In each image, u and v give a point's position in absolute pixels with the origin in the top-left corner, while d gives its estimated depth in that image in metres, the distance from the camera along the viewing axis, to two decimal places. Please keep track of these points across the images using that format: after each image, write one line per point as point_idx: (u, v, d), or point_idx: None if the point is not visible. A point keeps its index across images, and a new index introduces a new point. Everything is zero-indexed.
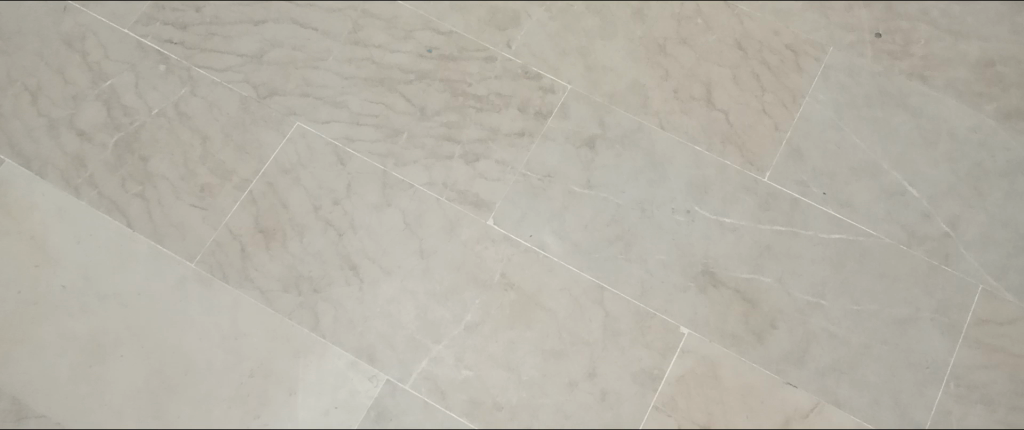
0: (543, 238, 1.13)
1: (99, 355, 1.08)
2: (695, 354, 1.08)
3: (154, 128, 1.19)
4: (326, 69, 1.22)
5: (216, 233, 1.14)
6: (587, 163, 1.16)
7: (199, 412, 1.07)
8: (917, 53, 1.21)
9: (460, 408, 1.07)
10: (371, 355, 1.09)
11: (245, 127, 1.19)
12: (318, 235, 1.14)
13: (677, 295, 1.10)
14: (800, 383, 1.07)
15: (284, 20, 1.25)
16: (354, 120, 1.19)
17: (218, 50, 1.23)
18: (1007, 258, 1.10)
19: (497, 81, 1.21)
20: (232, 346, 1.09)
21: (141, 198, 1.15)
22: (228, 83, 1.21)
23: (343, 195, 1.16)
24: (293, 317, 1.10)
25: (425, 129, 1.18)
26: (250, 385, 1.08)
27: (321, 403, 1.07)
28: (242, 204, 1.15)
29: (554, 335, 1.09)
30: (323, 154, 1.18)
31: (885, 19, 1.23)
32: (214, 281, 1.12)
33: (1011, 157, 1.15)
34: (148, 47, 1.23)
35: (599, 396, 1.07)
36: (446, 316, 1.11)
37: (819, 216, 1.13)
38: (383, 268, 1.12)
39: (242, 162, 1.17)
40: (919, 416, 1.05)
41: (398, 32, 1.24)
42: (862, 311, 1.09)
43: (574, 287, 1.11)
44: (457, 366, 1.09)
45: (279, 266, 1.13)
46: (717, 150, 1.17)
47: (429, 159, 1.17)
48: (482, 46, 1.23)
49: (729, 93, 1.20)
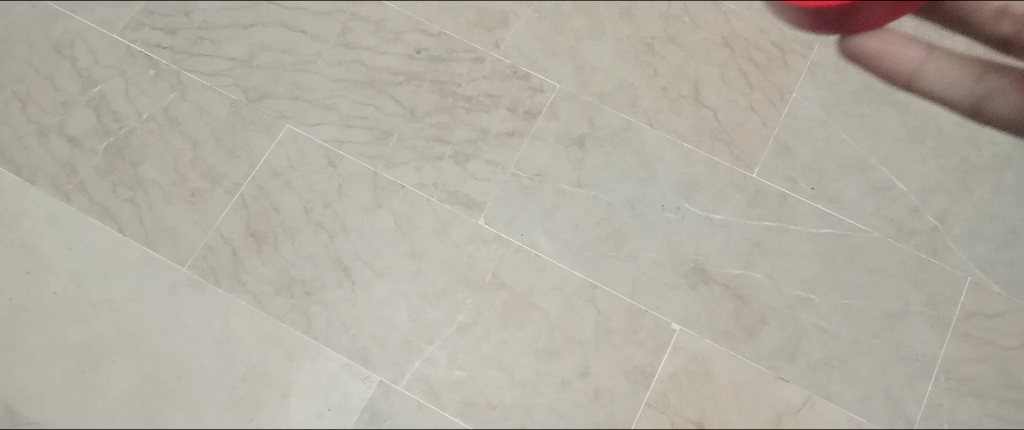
0: (534, 237, 1.14)
1: (92, 361, 1.08)
2: (688, 351, 1.09)
3: (144, 133, 1.19)
4: (315, 72, 1.22)
5: (208, 238, 1.14)
6: (578, 162, 1.17)
7: (193, 416, 1.07)
8: (885, 65, 1.20)
9: (453, 409, 1.07)
10: (365, 356, 1.09)
11: (235, 131, 1.19)
12: (309, 238, 1.14)
13: (668, 293, 1.11)
14: (792, 378, 1.07)
15: (273, 24, 1.25)
16: (344, 123, 1.20)
17: (207, 55, 1.23)
18: (996, 252, 1.11)
19: (486, 82, 1.21)
20: (225, 350, 1.09)
21: (132, 203, 1.15)
22: (218, 87, 1.21)
23: (334, 198, 1.16)
24: (286, 320, 1.11)
25: (416, 130, 1.19)
26: (243, 389, 1.08)
27: (314, 405, 1.07)
28: (234, 208, 1.15)
29: (547, 334, 1.10)
30: (314, 157, 1.18)
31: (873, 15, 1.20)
32: (206, 285, 1.12)
33: (998, 151, 1.16)
34: (137, 52, 1.23)
35: (592, 395, 1.07)
36: (438, 317, 1.11)
37: (808, 212, 1.14)
38: (375, 270, 1.13)
39: (233, 166, 1.17)
40: (910, 409, 1.05)
41: (388, 34, 1.25)
42: (852, 306, 1.10)
43: (567, 286, 1.11)
44: (451, 367, 1.09)
45: (271, 270, 1.13)
46: (706, 149, 1.17)
47: (420, 160, 1.17)
48: (470, 47, 1.23)
49: (718, 91, 1.20)
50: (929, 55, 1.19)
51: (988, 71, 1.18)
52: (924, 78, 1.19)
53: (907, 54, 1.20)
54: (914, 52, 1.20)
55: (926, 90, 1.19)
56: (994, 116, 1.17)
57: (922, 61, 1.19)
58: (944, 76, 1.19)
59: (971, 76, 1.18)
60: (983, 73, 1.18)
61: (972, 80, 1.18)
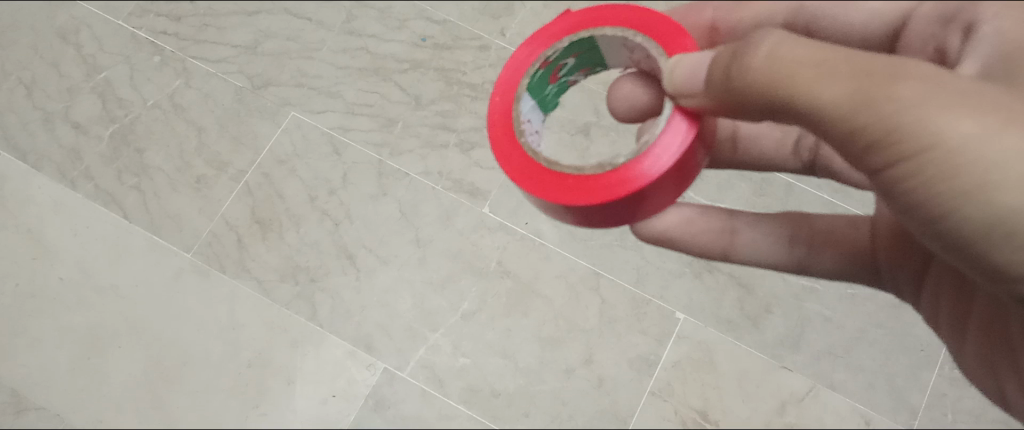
0: (539, 225, 1.12)
1: (98, 348, 1.08)
2: (692, 340, 1.08)
3: (149, 119, 1.19)
4: (320, 60, 1.22)
5: (212, 224, 1.14)
6: (583, 151, 1.17)
7: (198, 402, 1.09)
8: (722, 247, 0.77)
9: (457, 396, 1.08)
10: (370, 343, 1.10)
11: (240, 118, 1.19)
12: (315, 225, 1.15)
13: (673, 282, 1.10)
14: (796, 367, 1.07)
15: (278, 12, 1.25)
16: (349, 110, 1.19)
17: (212, 42, 1.23)
18: None
19: (492, 69, 1.20)
20: (231, 337, 1.10)
21: (137, 189, 1.15)
22: (223, 74, 1.21)
23: (338, 185, 1.16)
24: (291, 307, 1.11)
25: (420, 118, 1.18)
26: (249, 375, 1.09)
27: (319, 392, 1.09)
28: (238, 195, 1.16)
29: (551, 322, 1.10)
30: (319, 144, 1.18)
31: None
32: (212, 271, 1.12)
33: None
34: (142, 39, 1.23)
35: (596, 382, 1.08)
36: (443, 305, 1.11)
37: (814, 201, 1.13)
38: (380, 257, 1.13)
39: (238, 153, 1.17)
40: (913, 398, 1.06)
41: (392, 21, 1.24)
42: (857, 296, 1.09)
43: (571, 275, 1.11)
44: (455, 354, 1.09)
45: (276, 257, 1.13)
46: None
47: (424, 148, 1.17)
48: (476, 34, 1.22)
49: None
50: (733, 220, 0.77)
51: (805, 214, 0.77)
52: (742, 254, 0.77)
53: (714, 226, 0.77)
54: (719, 224, 0.77)
55: (747, 260, 0.77)
56: (823, 272, 0.76)
57: (731, 231, 0.77)
58: (763, 244, 0.76)
59: (791, 228, 0.76)
60: (804, 214, 0.77)
61: (787, 240, 0.75)
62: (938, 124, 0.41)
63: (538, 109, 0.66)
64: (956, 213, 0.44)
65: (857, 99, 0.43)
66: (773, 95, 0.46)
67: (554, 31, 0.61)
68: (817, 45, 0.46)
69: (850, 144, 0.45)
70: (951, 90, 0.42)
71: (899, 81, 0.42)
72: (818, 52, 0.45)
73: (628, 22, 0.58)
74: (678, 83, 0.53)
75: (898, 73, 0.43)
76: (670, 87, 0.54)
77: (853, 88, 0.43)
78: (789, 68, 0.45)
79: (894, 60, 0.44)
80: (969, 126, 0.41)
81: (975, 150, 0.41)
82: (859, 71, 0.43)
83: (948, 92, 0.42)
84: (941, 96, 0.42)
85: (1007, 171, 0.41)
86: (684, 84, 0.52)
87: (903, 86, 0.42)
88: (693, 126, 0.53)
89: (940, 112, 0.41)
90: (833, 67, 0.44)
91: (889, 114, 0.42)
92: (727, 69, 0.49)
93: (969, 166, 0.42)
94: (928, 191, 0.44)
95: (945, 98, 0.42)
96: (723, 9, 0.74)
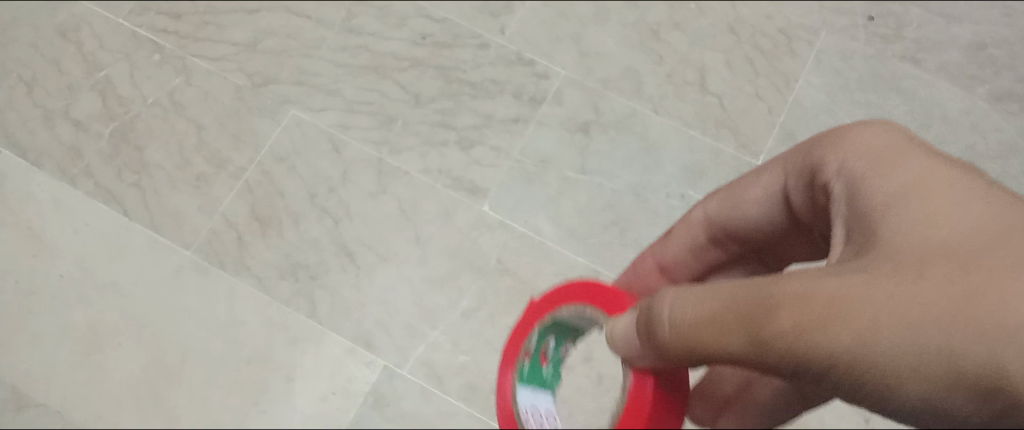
0: (538, 223, 1.13)
1: (98, 345, 1.08)
2: None
3: (149, 117, 1.18)
4: (320, 58, 1.23)
5: (212, 222, 1.14)
6: (582, 149, 1.17)
7: (196, 399, 1.09)
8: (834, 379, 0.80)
9: (457, 394, 1.08)
10: (369, 341, 1.10)
11: (240, 117, 1.19)
12: (314, 223, 1.15)
13: None
14: None
15: (278, 10, 1.26)
16: (349, 108, 1.20)
17: (212, 40, 1.24)
18: None
19: (492, 68, 1.21)
20: (231, 334, 1.11)
21: (137, 187, 1.14)
22: (223, 72, 1.22)
23: (338, 183, 1.16)
24: (290, 304, 1.11)
25: (420, 116, 1.19)
26: (248, 372, 1.10)
27: (319, 389, 1.09)
28: (238, 192, 1.16)
29: None
30: (318, 142, 1.18)
31: (841, 56, 1.21)
32: (211, 268, 1.12)
33: None
34: (142, 37, 1.23)
35: (596, 380, 1.08)
36: (443, 302, 1.11)
37: None
38: (380, 254, 1.13)
39: (238, 151, 1.18)
40: None
41: (392, 20, 1.25)
42: None
43: (570, 272, 1.12)
44: (454, 352, 1.09)
45: (275, 254, 1.13)
46: (712, 135, 1.17)
47: (424, 146, 1.17)
48: (475, 33, 1.23)
49: (724, 78, 1.21)
50: None
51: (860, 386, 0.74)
52: None
53: None
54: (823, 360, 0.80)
55: None
56: None
57: None
58: None
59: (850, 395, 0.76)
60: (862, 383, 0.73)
61: None
62: (830, 343, 0.40)
63: (542, 394, 0.68)
64: (908, 386, 0.41)
65: (758, 347, 0.41)
66: (688, 356, 0.44)
67: (524, 326, 0.64)
68: (697, 288, 0.45)
69: (777, 374, 0.43)
70: (842, 296, 0.40)
71: (784, 311, 0.40)
72: (703, 298, 0.44)
73: (576, 298, 0.61)
74: (620, 349, 0.52)
75: (780, 300, 0.41)
76: (618, 352, 0.53)
77: (748, 339, 0.41)
78: (688, 327, 0.44)
79: (767, 282, 0.42)
80: (866, 328, 0.39)
81: (885, 344, 0.39)
82: (745, 315, 0.41)
83: (830, 299, 0.40)
84: (830, 313, 0.39)
85: (937, 338, 0.39)
86: (622, 348, 0.52)
87: (793, 317, 0.40)
88: (651, 384, 0.53)
89: (835, 334, 0.40)
90: (723, 320, 0.42)
91: (795, 349, 0.40)
92: (644, 324, 0.48)
93: (893, 356, 0.40)
94: (884, 381, 0.41)
95: (835, 313, 0.39)
96: (658, 252, 0.77)
